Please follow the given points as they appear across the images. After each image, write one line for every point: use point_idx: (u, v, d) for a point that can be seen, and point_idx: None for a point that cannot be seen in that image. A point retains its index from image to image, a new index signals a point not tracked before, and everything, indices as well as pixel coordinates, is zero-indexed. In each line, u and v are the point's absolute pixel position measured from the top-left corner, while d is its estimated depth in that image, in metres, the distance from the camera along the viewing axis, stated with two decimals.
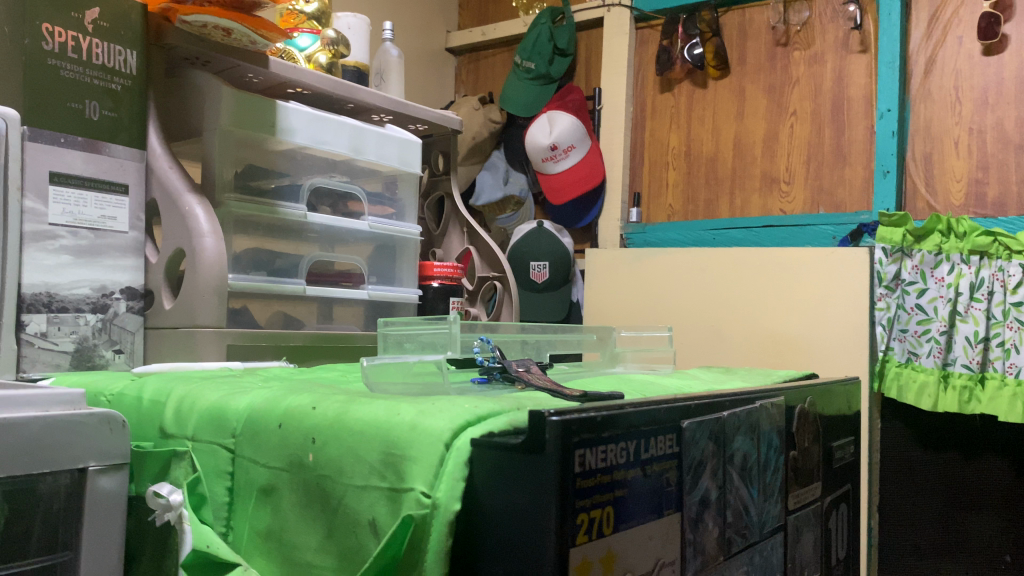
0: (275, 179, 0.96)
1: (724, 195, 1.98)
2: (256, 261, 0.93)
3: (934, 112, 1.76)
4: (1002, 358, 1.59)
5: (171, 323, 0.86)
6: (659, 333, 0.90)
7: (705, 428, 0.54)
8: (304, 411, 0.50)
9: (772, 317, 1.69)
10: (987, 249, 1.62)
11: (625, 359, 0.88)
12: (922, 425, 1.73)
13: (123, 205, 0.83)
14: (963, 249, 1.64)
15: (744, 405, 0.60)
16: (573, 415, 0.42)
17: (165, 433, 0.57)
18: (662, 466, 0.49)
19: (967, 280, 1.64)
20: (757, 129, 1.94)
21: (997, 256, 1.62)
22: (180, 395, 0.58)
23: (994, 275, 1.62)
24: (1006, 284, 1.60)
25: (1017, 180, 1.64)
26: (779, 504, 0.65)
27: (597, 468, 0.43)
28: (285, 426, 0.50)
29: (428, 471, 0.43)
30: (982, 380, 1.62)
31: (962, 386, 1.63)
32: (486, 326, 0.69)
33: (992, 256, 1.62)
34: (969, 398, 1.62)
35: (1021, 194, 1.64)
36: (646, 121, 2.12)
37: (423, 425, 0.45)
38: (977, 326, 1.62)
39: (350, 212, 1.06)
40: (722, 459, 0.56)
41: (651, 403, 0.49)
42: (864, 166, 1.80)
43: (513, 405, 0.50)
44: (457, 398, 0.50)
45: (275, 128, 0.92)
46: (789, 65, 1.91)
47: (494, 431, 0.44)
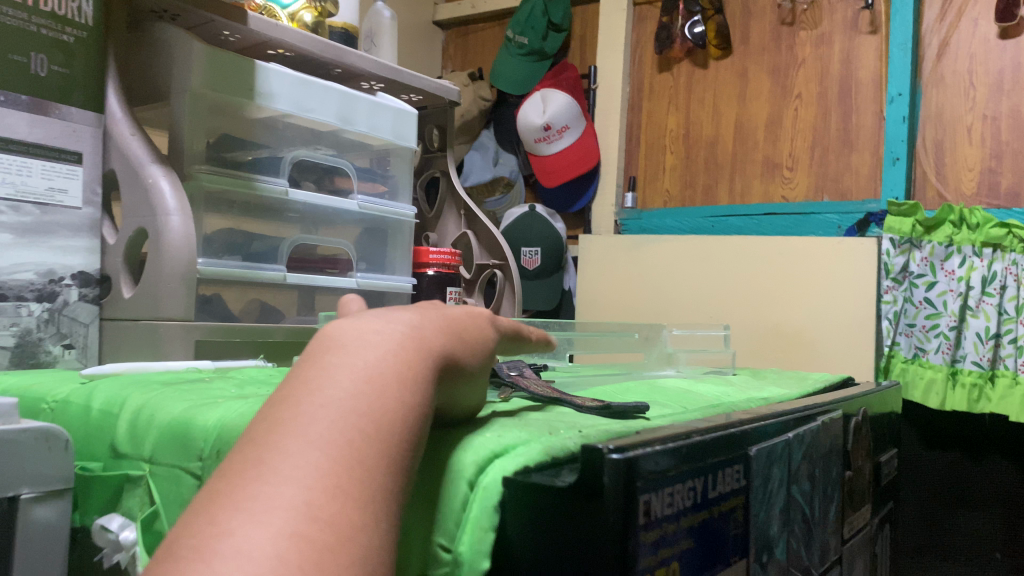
0: (253, 151, 0.86)
1: (724, 180, 1.89)
2: (231, 243, 0.83)
3: (947, 97, 1.67)
4: (1014, 356, 1.51)
5: (131, 314, 0.76)
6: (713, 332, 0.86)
7: (772, 453, 0.45)
8: (215, 437, 0.42)
9: (776, 309, 1.62)
10: (1001, 242, 1.53)
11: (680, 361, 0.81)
12: (926, 424, 1.66)
13: (75, 175, 0.73)
14: (975, 241, 1.56)
15: (806, 424, 0.51)
16: (638, 451, 0.34)
17: (117, 453, 0.47)
18: (729, 505, 0.40)
19: (978, 273, 1.55)
20: (760, 112, 1.85)
21: (1011, 249, 1.53)
22: (137, 406, 0.48)
23: (1007, 269, 1.53)
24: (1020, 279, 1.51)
25: None
26: (836, 535, 0.56)
27: (663, 517, 0.35)
28: (210, 444, 0.42)
29: (449, 519, 0.35)
30: (992, 379, 1.54)
31: (971, 384, 1.55)
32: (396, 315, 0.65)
33: (1006, 249, 1.53)
34: (979, 398, 1.55)
35: None
36: (643, 102, 2.02)
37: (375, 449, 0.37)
38: (988, 322, 1.54)
39: (337, 190, 0.96)
40: (785, 489, 0.47)
41: (714, 427, 0.41)
42: (872, 152, 1.71)
43: (544, 429, 0.41)
44: (478, 425, 0.42)
45: (254, 93, 0.82)
46: (794, 46, 1.81)
47: (527, 466, 0.36)
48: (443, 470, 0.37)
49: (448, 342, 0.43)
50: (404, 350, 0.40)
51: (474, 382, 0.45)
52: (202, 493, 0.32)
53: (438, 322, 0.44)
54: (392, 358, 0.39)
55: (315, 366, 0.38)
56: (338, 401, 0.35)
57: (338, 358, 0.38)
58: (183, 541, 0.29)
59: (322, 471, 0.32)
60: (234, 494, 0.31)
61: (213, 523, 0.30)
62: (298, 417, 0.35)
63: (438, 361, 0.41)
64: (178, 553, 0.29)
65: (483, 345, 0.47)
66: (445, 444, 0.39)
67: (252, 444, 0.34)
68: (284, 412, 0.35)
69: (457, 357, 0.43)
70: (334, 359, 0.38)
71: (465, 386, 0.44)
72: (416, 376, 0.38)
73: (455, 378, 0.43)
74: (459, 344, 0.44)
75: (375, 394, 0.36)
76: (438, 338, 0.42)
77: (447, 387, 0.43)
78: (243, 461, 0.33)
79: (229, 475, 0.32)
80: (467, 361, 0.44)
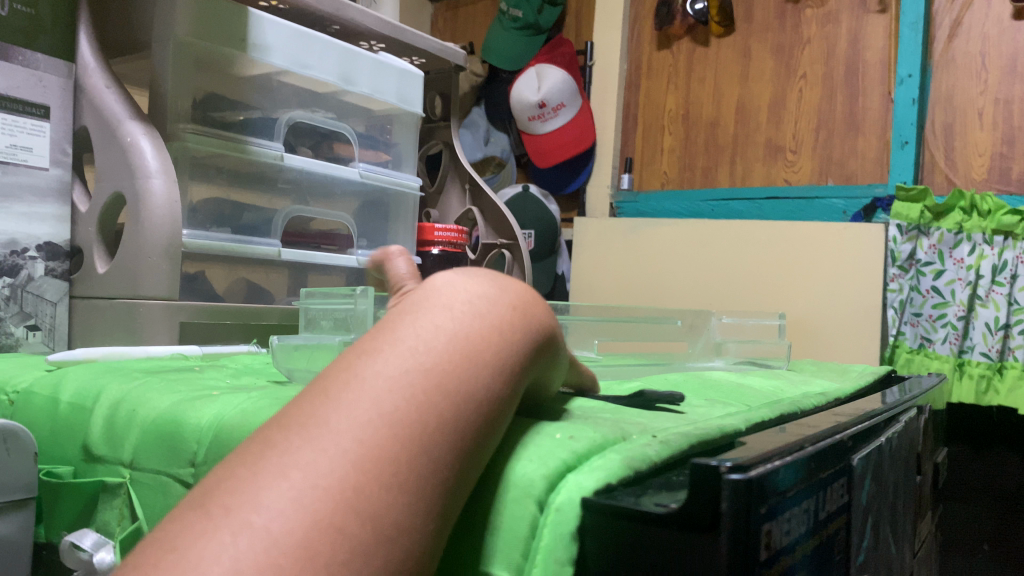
0: (244, 111, 0.80)
1: (724, 164, 1.79)
2: (219, 215, 0.77)
3: (957, 79, 1.52)
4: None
5: (107, 292, 0.70)
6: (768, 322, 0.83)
7: (868, 463, 0.39)
8: (212, 435, 0.35)
9: (776, 300, 1.52)
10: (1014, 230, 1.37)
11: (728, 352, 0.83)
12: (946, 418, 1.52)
13: (42, 132, 0.69)
14: (986, 228, 1.39)
15: (895, 424, 0.46)
16: (758, 470, 0.27)
17: (90, 456, 0.40)
18: (835, 525, 0.34)
19: (989, 262, 1.39)
20: (763, 93, 1.73)
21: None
22: (114, 400, 0.41)
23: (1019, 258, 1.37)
24: None
25: None
26: (908, 542, 0.50)
27: (781, 549, 0.28)
28: (204, 444, 0.35)
29: (515, 548, 0.29)
30: (1001, 371, 1.39)
31: (978, 375, 1.40)
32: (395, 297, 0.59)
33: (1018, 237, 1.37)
34: (987, 389, 1.40)
35: None
36: (642, 80, 1.93)
37: None
38: (997, 313, 1.38)
39: (337, 156, 0.91)
40: (878, 501, 0.41)
41: (821, 433, 0.35)
42: (879, 137, 1.58)
43: (615, 433, 0.34)
44: (541, 423, 0.35)
45: (248, 44, 0.75)
46: (800, 25, 1.69)
47: (610, 482, 0.29)
48: (506, 485, 0.30)
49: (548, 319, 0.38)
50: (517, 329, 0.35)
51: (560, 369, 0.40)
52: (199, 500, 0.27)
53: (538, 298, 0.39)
54: (508, 339, 0.34)
55: (387, 329, 0.33)
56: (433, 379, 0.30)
57: (461, 326, 0.33)
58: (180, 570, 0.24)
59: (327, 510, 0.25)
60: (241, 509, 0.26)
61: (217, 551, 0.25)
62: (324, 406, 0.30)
63: (535, 340, 0.36)
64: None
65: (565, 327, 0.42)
66: (505, 452, 0.32)
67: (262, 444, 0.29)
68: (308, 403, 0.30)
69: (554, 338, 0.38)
70: (456, 327, 0.33)
71: (554, 370, 0.39)
72: (510, 348, 0.33)
73: (550, 358, 0.38)
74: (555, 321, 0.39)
75: (482, 375, 0.31)
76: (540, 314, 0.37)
77: (541, 372, 0.38)
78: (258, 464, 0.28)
79: (238, 480, 0.28)
80: (559, 339, 0.39)
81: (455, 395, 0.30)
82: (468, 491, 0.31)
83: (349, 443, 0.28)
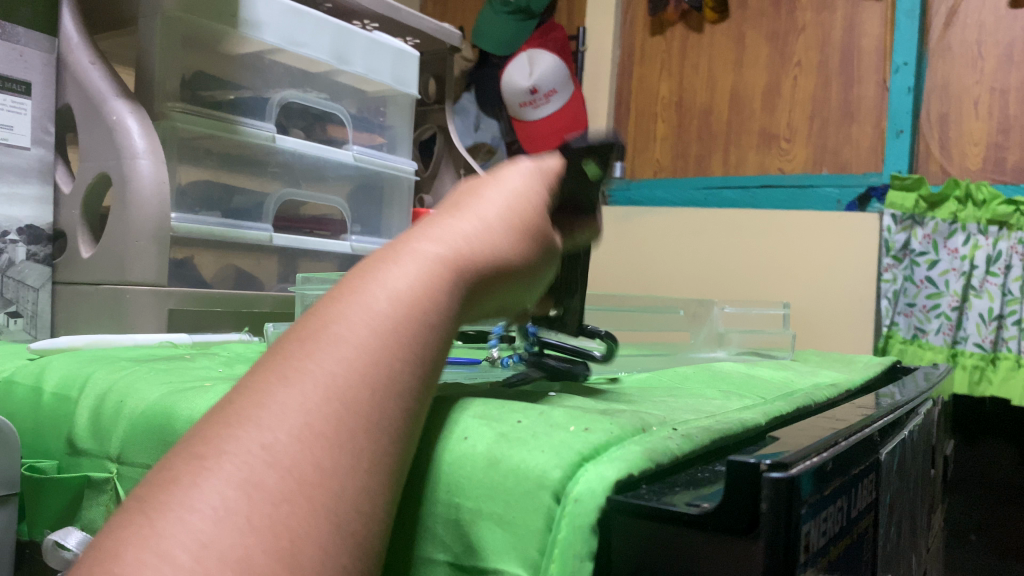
0: (235, 90, 0.78)
1: (718, 151, 1.74)
2: (208, 197, 0.76)
3: (953, 69, 1.46)
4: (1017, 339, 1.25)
5: (92, 278, 0.68)
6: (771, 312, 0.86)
7: (894, 455, 0.37)
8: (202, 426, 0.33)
9: (769, 289, 1.49)
10: (1008, 220, 1.27)
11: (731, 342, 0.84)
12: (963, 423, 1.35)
13: (24, 110, 0.67)
14: (980, 218, 1.30)
15: (915, 416, 0.45)
16: (800, 470, 0.25)
17: (75, 448, 0.38)
18: (865, 524, 0.32)
19: (983, 252, 1.29)
20: (757, 80, 1.68)
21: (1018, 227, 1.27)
22: (101, 390, 0.39)
23: (1014, 249, 1.27)
24: None
25: None
26: (924, 535, 0.49)
27: (818, 551, 0.27)
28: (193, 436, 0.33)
29: (531, 544, 0.26)
30: (995, 362, 1.28)
31: (972, 366, 1.29)
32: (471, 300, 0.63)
33: (1012, 227, 1.28)
34: (980, 380, 1.29)
35: None
36: (634, 67, 1.88)
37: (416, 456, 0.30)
38: (991, 303, 1.28)
39: (331, 139, 0.89)
40: (901, 497, 0.40)
41: (851, 428, 0.33)
42: (874, 125, 1.53)
43: (635, 424, 0.32)
44: (553, 412, 0.33)
45: (239, 21, 0.73)
46: (795, 12, 1.63)
47: (632, 475, 0.27)
48: (516, 476, 0.28)
49: (505, 250, 0.37)
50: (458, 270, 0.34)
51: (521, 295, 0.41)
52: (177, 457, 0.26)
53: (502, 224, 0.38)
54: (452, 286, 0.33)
55: (317, 311, 0.32)
56: (387, 349, 0.30)
57: (397, 272, 0.33)
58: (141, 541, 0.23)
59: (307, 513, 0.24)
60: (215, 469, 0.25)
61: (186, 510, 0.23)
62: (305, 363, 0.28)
63: (459, 280, 0.34)
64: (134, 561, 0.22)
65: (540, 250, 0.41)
66: (511, 440, 0.30)
67: (242, 404, 0.27)
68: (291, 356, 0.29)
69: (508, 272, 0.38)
70: (394, 274, 0.32)
71: (512, 297, 0.40)
72: (418, 302, 0.31)
73: (503, 289, 0.38)
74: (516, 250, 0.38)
75: (422, 329, 0.31)
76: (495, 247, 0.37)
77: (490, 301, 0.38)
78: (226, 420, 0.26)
79: None
80: (521, 264, 0.39)
81: (410, 362, 0.30)
82: (478, 483, 0.28)
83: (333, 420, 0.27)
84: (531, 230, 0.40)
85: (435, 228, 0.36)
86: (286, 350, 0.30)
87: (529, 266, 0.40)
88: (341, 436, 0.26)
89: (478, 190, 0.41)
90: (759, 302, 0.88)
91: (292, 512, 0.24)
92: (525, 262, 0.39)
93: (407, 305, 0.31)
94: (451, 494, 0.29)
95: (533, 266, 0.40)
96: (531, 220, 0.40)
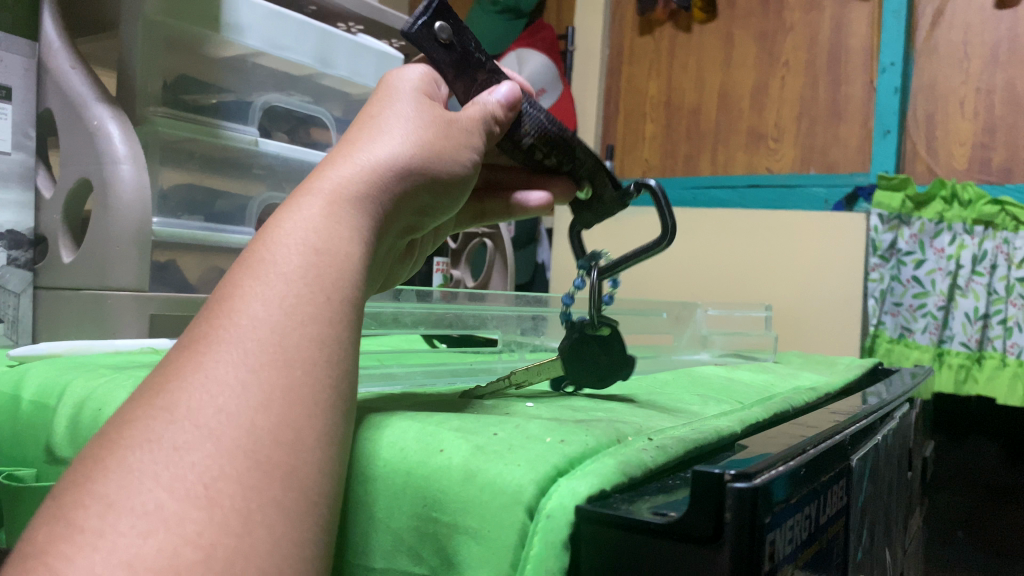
0: (217, 94, 0.79)
1: (706, 151, 1.71)
2: (190, 201, 0.78)
3: (940, 68, 1.41)
4: (1002, 337, 1.23)
5: (74, 283, 0.68)
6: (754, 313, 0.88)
7: (866, 461, 0.38)
8: None
9: (757, 289, 1.45)
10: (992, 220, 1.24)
11: (713, 343, 0.87)
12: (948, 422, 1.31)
13: (4, 114, 0.67)
14: (967, 218, 1.27)
15: (889, 418, 0.45)
16: (763, 479, 0.25)
17: (53, 455, 0.38)
18: (835, 529, 0.33)
19: (969, 252, 1.26)
20: (746, 79, 1.64)
21: (1002, 227, 1.24)
22: (78, 398, 0.39)
23: (998, 248, 1.24)
24: (1011, 258, 1.23)
25: None
26: (899, 537, 0.50)
27: (784, 559, 0.27)
28: None
29: (502, 558, 0.26)
30: (981, 360, 1.26)
31: (958, 365, 1.27)
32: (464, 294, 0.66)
33: (997, 227, 1.25)
34: (966, 378, 1.26)
35: None
36: (624, 65, 1.84)
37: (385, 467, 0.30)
38: (977, 302, 1.25)
39: (313, 142, 0.91)
40: (874, 502, 0.40)
41: (822, 436, 0.33)
42: (861, 124, 1.48)
43: (610, 435, 0.33)
44: (529, 424, 0.33)
45: (221, 25, 0.73)
46: (783, 10, 1.58)
47: (604, 490, 0.27)
48: (492, 492, 0.27)
49: (417, 149, 0.36)
50: (343, 200, 0.34)
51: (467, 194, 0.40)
52: (117, 427, 0.26)
53: (410, 133, 0.37)
54: (335, 217, 0.33)
55: (222, 288, 0.32)
56: (294, 303, 0.30)
57: (280, 222, 0.33)
58: (82, 521, 0.23)
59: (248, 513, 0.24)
60: (154, 440, 0.25)
61: (126, 486, 0.24)
62: (235, 325, 0.29)
63: (352, 216, 0.33)
64: (71, 542, 0.23)
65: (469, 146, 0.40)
66: (484, 451, 0.29)
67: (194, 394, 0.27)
68: (222, 322, 0.29)
69: (425, 182, 0.37)
70: (278, 226, 0.33)
71: (448, 202, 0.39)
72: (306, 270, 0.31)
73: (425, 197, 0.38)
74: (431, 155, 0.37)
75: (316, 285, 0.31)
76: (403, 155, 0.36)
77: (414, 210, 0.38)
78: (169, 393, 0.27)
79: None
80: (447, 148, 0.38)
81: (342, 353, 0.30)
82: (453, 496, 0.28)
83: (270, 391, 0.27)
84: (440, 117, 0.39)
85: (331, 160, 0.36)
86: (215, 309, 0.30)
87: (468, 163, 0.39)
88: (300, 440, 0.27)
89: (377, 97, 0.40)
90: (739, 303, 0.90)
91: (231, 482, 0.24)
92: (463, 161, 0.39)
93: (308, 273, 0.31)
94: (425, 506, 0.29)
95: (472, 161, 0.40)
96: (435, 108, 0.39)
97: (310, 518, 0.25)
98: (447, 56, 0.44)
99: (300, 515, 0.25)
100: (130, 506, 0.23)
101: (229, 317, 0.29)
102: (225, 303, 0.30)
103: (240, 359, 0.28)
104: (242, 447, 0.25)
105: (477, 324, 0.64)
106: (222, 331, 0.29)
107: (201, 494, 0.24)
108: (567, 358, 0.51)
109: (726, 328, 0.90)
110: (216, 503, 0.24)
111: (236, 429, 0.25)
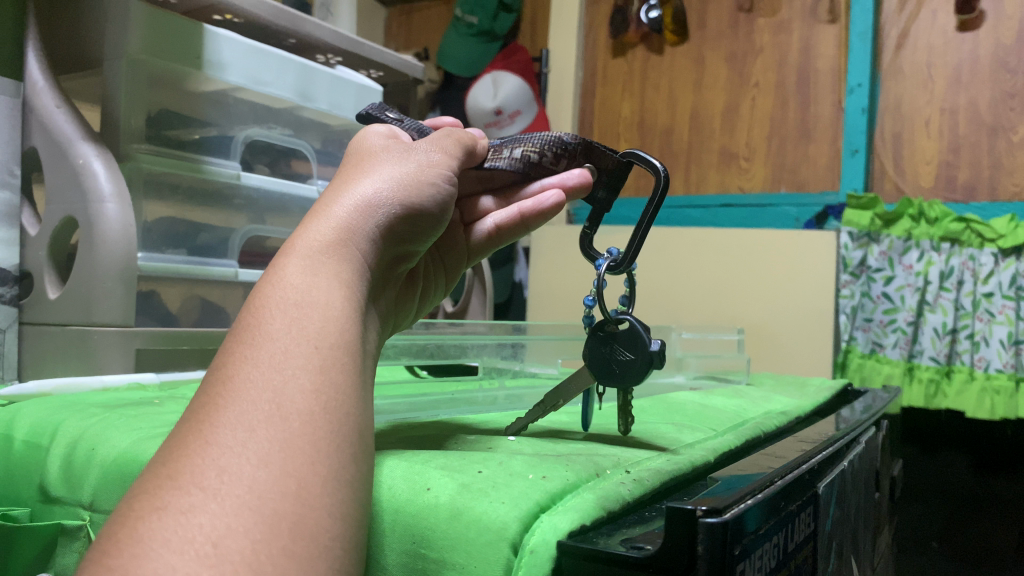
0: (200, 129, 0.81)
1: (679, 171, 1.71)
2: (174, 234, 0.79)
3: (905, 88, 1.44)
4: (970, 352, 1.21)
5: (60, 319, 0.70)
6: (728, 335, 0.91)
7: (833, 488, 0.39)
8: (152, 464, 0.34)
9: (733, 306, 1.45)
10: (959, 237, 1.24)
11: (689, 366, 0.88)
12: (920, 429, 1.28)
13: None
14: (933, 235, 1.26)
15: (856, 445, 0.47)
16: (734, 510, 0.27)
17: (50, 496, 0.39)
18: (803, 555, 0.34)
19: (936, 268, 1.25)
20: (717, 100, 1.65)
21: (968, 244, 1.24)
22: (71, 438, 0.40)
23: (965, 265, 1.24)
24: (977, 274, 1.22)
25: (991, 163, 1.34)
26: (869, 557, 0.51)
27: None
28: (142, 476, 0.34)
29: None
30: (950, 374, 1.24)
31: (928, 379, 1.25)
32: (445, 324, 0.67)
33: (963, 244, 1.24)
34: (935, 393, 1.24)
35: (995, 177, 1.34)
36: (597, 88, 1.84)
37: (379, 511, 0.31)
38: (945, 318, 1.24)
39: (296, 173, 0.92)
40: (841, 528, 0.42)
41: (790, 467, 0.35)
42: (830, 143, 1.50)
43: (589, 469, 0.34)
44: (512, 461, 0.35)
45: (202, 61, 0.76)
46: (752, 33, 1.60)
47: (583, 525, 0.29)
48: (478, 529, 0.28)
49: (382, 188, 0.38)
50: (311, 254, 0.35)
51: (447, 210, 0.41)
52: (131, 503, 0.26)
53: (371, 180, 0.39)
54: (305, 272, 0.35)
55: (224, 345, 0.33)
56: (285, 358, 0.31)
57: (259, 291, 0.35)
58: None
59: (261, 569, 0.24)
60: (162, 507, 0.26)
61: (135, 554, 0.24)
62: (231, 389, 0.30)
63: (326, 261, 0.35)
64: None
65: (437, 171, 0.41)
66: (466, 490, 0.31)
67: (192, 454, 0.27)
68: (219, 388, 0.30)
69: (393, 212, 0.38)
70: (259, 293, 0.34)
71: (430, 228, 0.41)
72: (298, 323, 0.33)
73: (404, 228, 0.39)
74: (393, 190, 0.38)
75: (306, 332, 0.32)
76: (369, 198, 0.38)
77: (398, 240, 0.39)
78: (174, 463, 0.27)
79: None
80: (415, 180, 0.39)
81: (350, 406, 0.31)
82: (441, 534, 0.29)
83: (272, 445, 0.28)
84: (406, 160, 0.41)
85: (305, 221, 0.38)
86: (211, 380, 0.31)
87: (445, 190, 0.41)
88: (309, 496, 0.27)
89: (353, 159, 0.42)
90: (713, 326, 0.94)
91: (240, 537, 0.25)
92: (439, 188, 0.40)
93: (295, 323, 0.32)
94: (414, 543, 0.30)
95: (450, 188, 0.41)
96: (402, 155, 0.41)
97: (323, 564, 0.26)
98: (416, 127, 0.48)
99: (312, 561, 0.25)
100: (141, 571, 0.23)
101: (224, 383, 0.30)
102: (220, 371, 0.31)
103: (240, 419, 0.28)
104: (248, 503, 0.26)
105: (457, 354, 0.66)
106: (218, 397, 0.30)
107: (210, 552, 0.24)
108: (594, 366, 0.46)
109: (701, 349, 0.93)
110: (225, 558, 0.24)
111: (241, 487, 0.26)
